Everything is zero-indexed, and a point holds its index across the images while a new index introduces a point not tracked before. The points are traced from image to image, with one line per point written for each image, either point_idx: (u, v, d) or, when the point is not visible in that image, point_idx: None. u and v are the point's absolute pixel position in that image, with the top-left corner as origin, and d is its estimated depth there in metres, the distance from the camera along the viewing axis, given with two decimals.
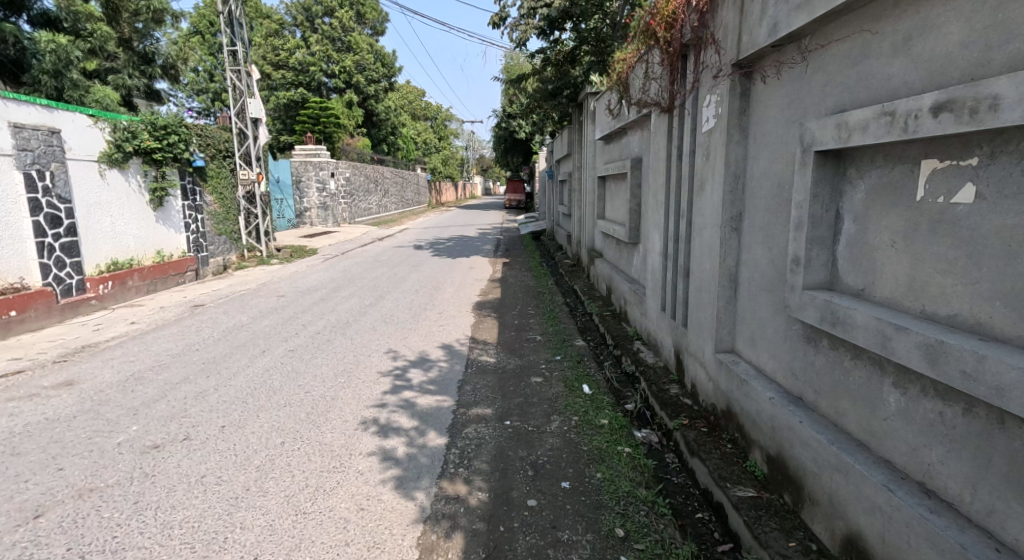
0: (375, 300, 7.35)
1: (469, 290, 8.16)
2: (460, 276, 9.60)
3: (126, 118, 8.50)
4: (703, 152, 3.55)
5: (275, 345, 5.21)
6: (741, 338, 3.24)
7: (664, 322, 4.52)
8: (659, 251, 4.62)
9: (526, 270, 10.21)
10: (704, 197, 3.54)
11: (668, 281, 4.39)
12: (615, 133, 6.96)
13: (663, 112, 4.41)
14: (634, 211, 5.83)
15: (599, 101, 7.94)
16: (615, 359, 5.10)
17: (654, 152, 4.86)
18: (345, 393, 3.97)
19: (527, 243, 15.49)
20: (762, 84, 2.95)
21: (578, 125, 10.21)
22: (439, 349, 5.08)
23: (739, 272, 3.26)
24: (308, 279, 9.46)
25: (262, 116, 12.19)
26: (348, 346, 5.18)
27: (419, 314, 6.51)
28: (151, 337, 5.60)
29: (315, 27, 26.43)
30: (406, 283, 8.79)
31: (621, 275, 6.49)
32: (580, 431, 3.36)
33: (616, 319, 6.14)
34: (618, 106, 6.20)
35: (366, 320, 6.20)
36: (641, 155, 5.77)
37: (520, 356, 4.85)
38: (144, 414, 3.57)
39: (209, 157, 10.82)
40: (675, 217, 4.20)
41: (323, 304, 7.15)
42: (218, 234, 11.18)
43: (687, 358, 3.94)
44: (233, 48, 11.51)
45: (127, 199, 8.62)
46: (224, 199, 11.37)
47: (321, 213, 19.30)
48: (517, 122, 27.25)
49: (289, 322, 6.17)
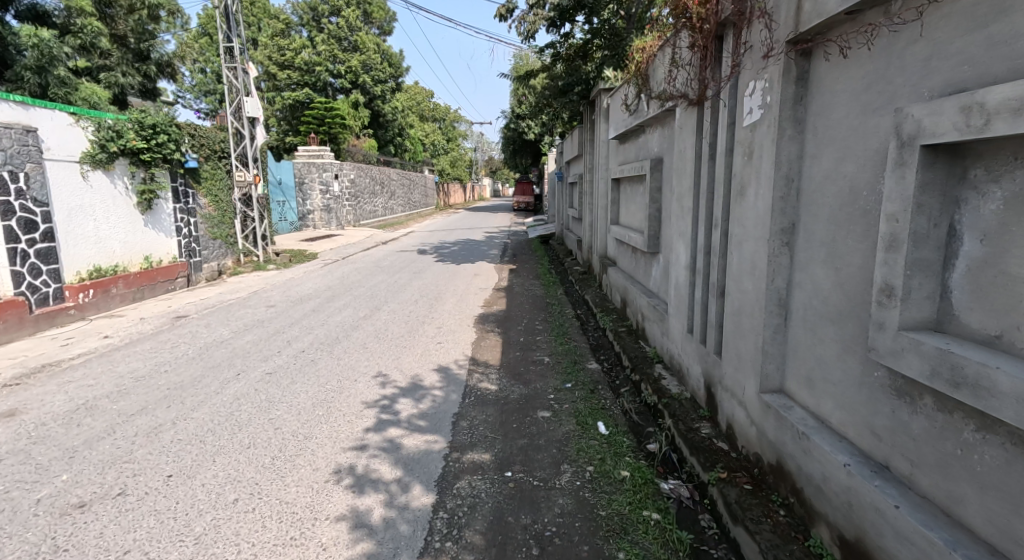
0: (370, 312, 6.82)
1: (471, 301, 7.61)
2: (464, 284, 9.06)
3: (111, 118, 8.03)
4: (744, 149, 2.97)
5: (252, 367, 4.67)
6: (793, 377, 2.66)
7: (691, 346, 3.95)
8: (685, 264, 4.04)
9: (534, 278, 9.64)
10: (745, 204, 2.96)
11: (696, 300, 3.81)
12: (631, 131, 6.38)
13: (691, 105, 3.82)
14: (654, 216, 5.25)
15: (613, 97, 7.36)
16: (633, 386, 4.52)
17: (678, 151, 4.28)
18: (321, 431, 3.42)
19: (536, 247, 14.93)
20: (826, 64, 2.37)
21: (590, 123, 9.64)
22: (434, 373, 4.53)
23: (791, 295, 2.68)
24: (303, 286, 8.95)
25: (260, 115, 11.71)
26: (334, 368, 4.65)
27: (416, 329, 5.97)
28: (119, 355, 5.08)
29: (321, 26, 26.03)
30: (404, 292, 8.25)
31: (639, 287, 5.91)
32: (596, 489, 2.78)
33: (633, 336, 5.56)
34: (636, 101, 5.62)
35: (356, 336, 5.67)
36: (662, 155, 5.19)
37: (524, 383, 4.28)
38: (81, 458, 3.04)
39: (204, 158, 10.38)
40: (706, 226, 3.62)
41: (314, 316, 6.64)
42: (211, 238, 10.74)
43: (720, 392, 3.36)
44: (229, 44, 11.05)
45: (112, 202, 8.15)
46: (219, 201, 10.92)
47: (324, 215, 18.87)
48: (528, 122, 26.69)
49: (273, 337, 5.66)
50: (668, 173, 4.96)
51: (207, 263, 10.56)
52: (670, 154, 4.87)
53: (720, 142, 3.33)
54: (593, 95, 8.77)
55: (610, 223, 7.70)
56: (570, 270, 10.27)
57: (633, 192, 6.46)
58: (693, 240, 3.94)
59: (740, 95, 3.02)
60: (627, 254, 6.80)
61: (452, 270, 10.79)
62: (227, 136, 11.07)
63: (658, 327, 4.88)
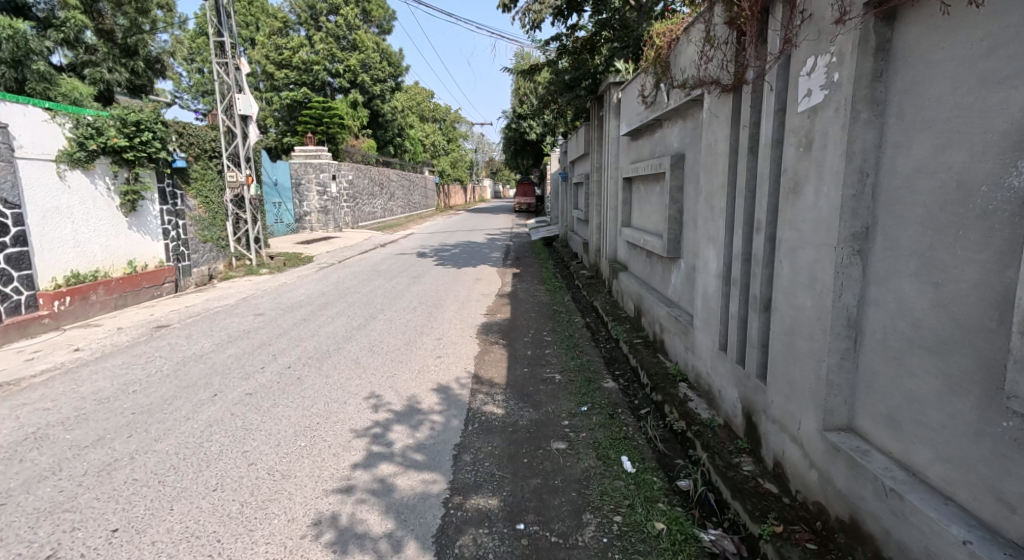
0: (365, 321, 6.37)
1: (474, 309, 7.15)
2: (465, 289, 8.61)
3: (91, 114, 7.62)
4: (799, 139, 2.51)
5: (231, 386, 4.20)
6: (866, 413, 2.20)
7: (724, 365, 3.49)
8: (718, 272, 3.58)
9: (539, 283, 9.19)
10: (800, 205, 2.50)
11: (731, 314, 3.35)
12: (647, 126, 5.92)
13: (726, 91, 3.36)
14: (674, 218, 4.81)
15: (625, 91, 6.92)
16: (655, 408, 4.06)
17: (707, 145, 3.81)
18: (301, 467, 2.96)
19: (539, 249, 14.48)
20: (921, 31, 1.92)
21: (598, 120, 9.18)
22: (433, 394, 4.07)
23: (863, 315, 2.22)
24: (296, 292, 8.51)
25: (253, 112, 11.27)
26: (322, 388, 4.19)
27: (414, 341, 5.51)
28: (87, 371, 4.62)
29: (320, 25, 25.58)
30: (402, 299, 7.79)
31: (656, 295, 5.46)
32: (627, 549, 2.33)
33: (650, 350, 5.11)
34: (653, 92, 5.15)
35: (349, 350, 5.21)
36: (684, 151, 4.74)
37: (534, 406, 3.83)
38: (16, 505, 2.58)
39: (194, 157, 9.97)
40: (744, 230, 3.16)
41: (304, 325, 6.18)
42: (201, 241, 10.31)
43: (764, 423, 2.90)
44: (219, 37, 10.58)
45: (92, 203, 7.71)
46: (209, 203, 10.50)
47: (321, 217, 18.43)
48: (528, 122, 26.35)
49: (258, 350, 5.20)
50: (691, 170, 4.51)
51: (197, 267, 10.13)
52: (695, 149, 4.41)
53: (764, 132, 2.87)
54: (602, 89, 8.31)
55: (621, 225, 7.25)
56: (576, 274, 9.83)
57: (648, 193, 6.00)
58: (726, 246, 3.48)
59: (794, 75, 2.56)
60: (641, 259, 6.34)
61: (452, 275, 10.33)
62: (217, 135, 10.62)
63: (681, 341, 4.42)
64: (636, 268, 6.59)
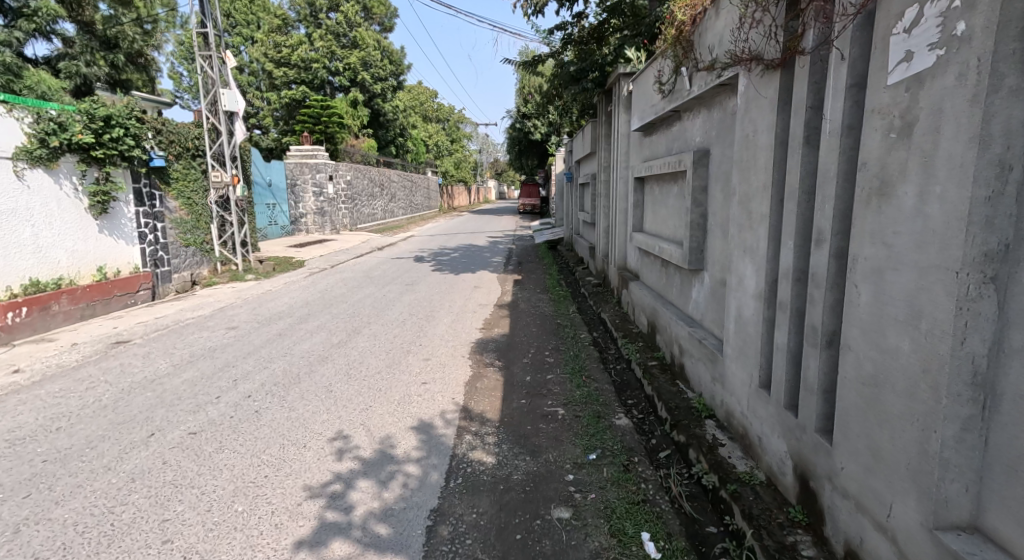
0: (347, 336, 5.75)
1: (469, 322, 6.51)
2: (462, 298, 7.97)
3: (56, 108, 7.06)
4: (889, 121, 1.84)
5: (175, 422, 3.57)
6: (1004, 512, 1.54)
7: (767, 408, 2.82)
8: (758, 293, 2.92)
9: (542, 291, 8.56)
10: (893, 212, 1.83)
11: (777, 347, 2.68)
12: (663, 119, 5.26)
13: (773, 67, 2.69)
14: (698, 225, 4.16)
15: (637, 82, 6.25)
16: (678, 452, 3.40)
17: (741, 137, 3.15)
18: (229, 546, 2.33)
19: (543, 253, 13.85)
20: None
21: (606, 116, 8.53)
22: (412, 434, 3.44)
23: (999, 369, 1.55)
24: (278, 301, 7.90)
25: (240, 108, 10.60)
26: (282, 425, 3.56)
27: (398, 362, 4.89)
28: (15, 399, 4.01)
29: (319, 22, 25.00)
30: (392, 310, 7.16)
31: (674, 312, 4.81)
32: None
33: (668, 376, 4.45)
34: (672, 79, 4.49)
35: (323, 374, 4.59)
36: (709, 146, 4.07)
37: (531, 453, 3.17)
38: None
39: (174, 156, 9.45)
40: (797, 242, 2.50)
41: (278, 342, 5.57)
42: (183, 245, 9.73)
43: (827, 495, 2.24)
44: (203, 29, 9.98)
45: (55, 205, 7.14)
46: (192, 204, 9.94)
47: (318, 219, 17.87)
48: (533, 122, 25.67)
49: (219, 373, 4.59)
50: (719, 169, 3.84)
51: (177, 272, 9.56)
52: (724, 143, 3.75)
53: (829, 116, 2.20)
54: (611, 81, 7.65)
55: (632, 230, 6.60)
56: (582, 281, 9.19)
57: (664, 195, 5.34)
58: (771, 261, 2.81)
59: (881, 34, 1.89)
60: (656, 270, 5.69)
61: (450, 281, 9.71)
62: (201, 133, 10.09)
63: (707, 371, 3.76)
64: (650, 279, 5.94)
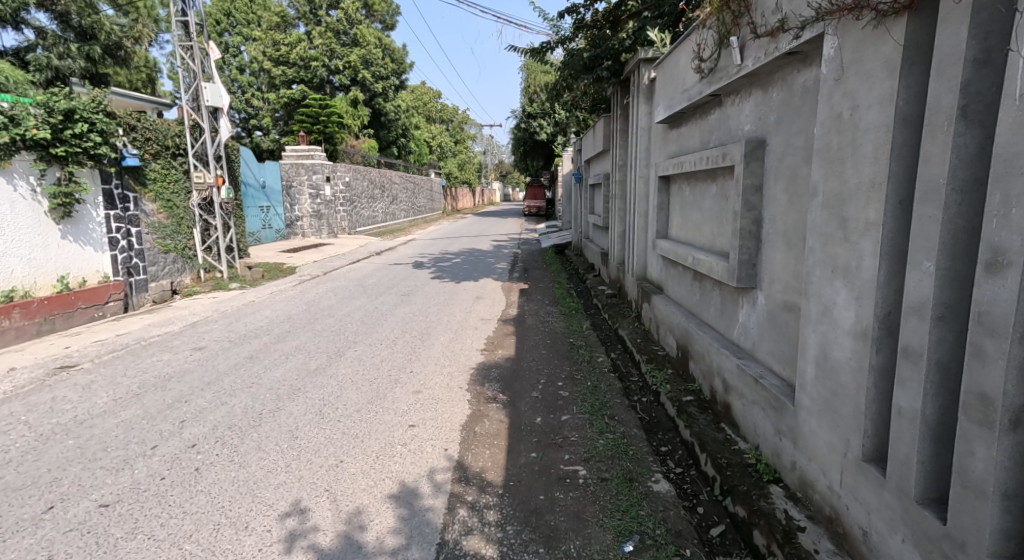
0: (329, 361, 4.99)
1: (470, 341, 5.73)
2: (461, 311, 7.19)
3: (8, 101, 6.39)
4: None
5: (88, 485, 2.80)
6: None
7: (876, 494, 2.02)
8: (860, 331, 2.13)
9: (551, 302, 7.79)
10: None
11: (899, 411, 1.89)
12: (698, 106, 4.47)
13: (896, 12, 1.90)
14: (749, 233, 3.38)
15: (662, 67, 5.47)
16: (740, 535, 2.61)
17: (824, 118, 2.37)
18: None
19: (550, 258, 13.06)
20: None
21: (622, 108, 7.76)
22: (389, 507, 2.66)
23: None
24: (258, 315, 7.14)
25: (224, 104, 9.86)
26: (226, 490, 2.79)
27: (382, 397, 4.10)
28: None
29: (319, 19, 24.28)
30: (383, 326, 6.38)
31: (712, 336, 4.01)
32: None
33: (710, 417, 3.65)
34: (715, 54, 3.71)
35: (291, 412, 3.81)
36: (765, 134, 3.28)
37: (546, 543, 2.39)
38: None
39: (151, 155, 8.74)
40: (942, 265, 1.71)
41: (246, 367, 4.80)
42: (161, 251, 9.02)
43: None
44: (183, 16, 9.18)
45: (7, 209, 6.45)
46: (172, 207, 9.23)
47: (314, 222, 17.16)
48: (538, 122, 24.93)
49: (168, 409, 3.82)
50: (782, 162, 3.05)
51: (155, 281, 8.84)
52: (790, 130, 2.96)
53: None
54: (628, 69, 6.86)
55: (655, 237, 5.81)
56: (594, 291, 8.42)
57: (699, 196, 4.56)
58: (884, 288, 2.02)
59: None
60: (686, 285, 4.90)
61: (450, 290, 8.95)
62: (183, 130, 9.43)
63: (768, 421, 2.95)
64: (679, 294, 5.14)
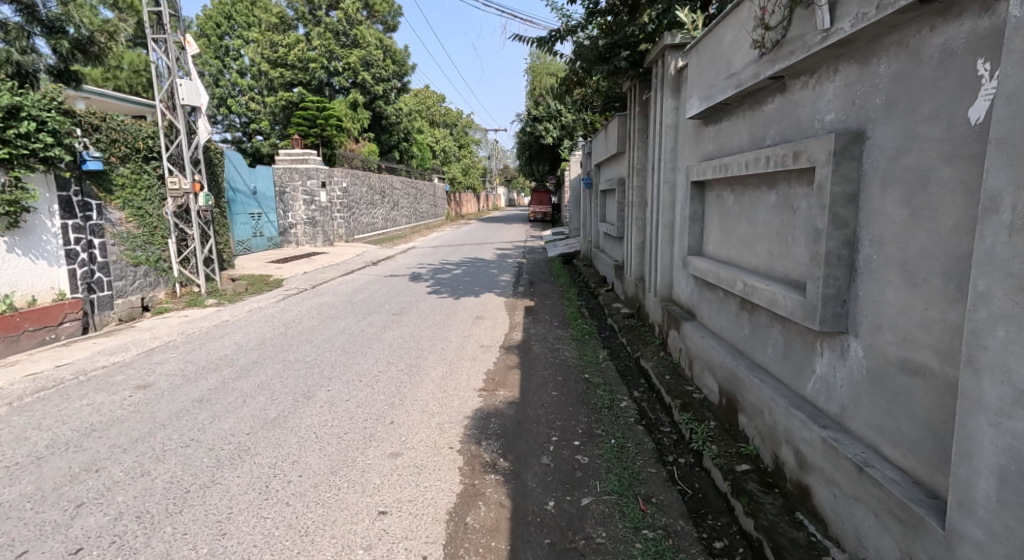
0: (293, 407, 4.11)
1: (465, 377, 4.84)
2: (458, 335, 6.32)
3: None
4: None
5: None
6: None
7: None
8: None
9: (560, 324, 6.93)
10: None
11: None
12: (748, 94, 3.60)
13: None
14: (839, 260, 2.50)
15: (692, 54, 4.63)
16: None
17: (1014, 92, 1.49)
18: None
19: (558, 269, 12.20)
20: None
21: (641, 104, 6.92)
22: None
23: None
24: (228, 339, 6.30)
25: (202, 103, 9.02)
26: None
27: (350, 464, 3.23)
28: None
29: (318, 19, 23.56)
30: (367, 355, 5.52)
31: (773, 389, 3.11)
32: None
33: (781, 502, 2.75)
34: (786, 20, 2.85)
35: (227, 488, 2.94)
36: (863, 124, 2.40)
37: None
38: None
39: (117, 159, 7.98)
40: None
41: (190, 414, 3.94)
42: (130, 264, 8.21)
43: None
44: (156, 8, 8.38)
45: None
46: (144, 216, 8.44)
47: (308, 229, 16.35)
48: (543, 125, 23.99)
49: (70, 482, 2.97)
50: (898, 162, 2.17)
51: (122, 297, 8.01)
52: (913, 117, 2.08)
53: None
54: (650, 59, 6.00)
55: (687, 254, 4.93)
56: (608, 310, 7.55)
57: (750, 207, 3.68)
58: None
59: None
60: (730, 316, 4.02)
61: (448, 308, 8.09)
62: (157, 131, 8.69)
63: (885, 536, 2.07)
64: (719, 326, 4.27)
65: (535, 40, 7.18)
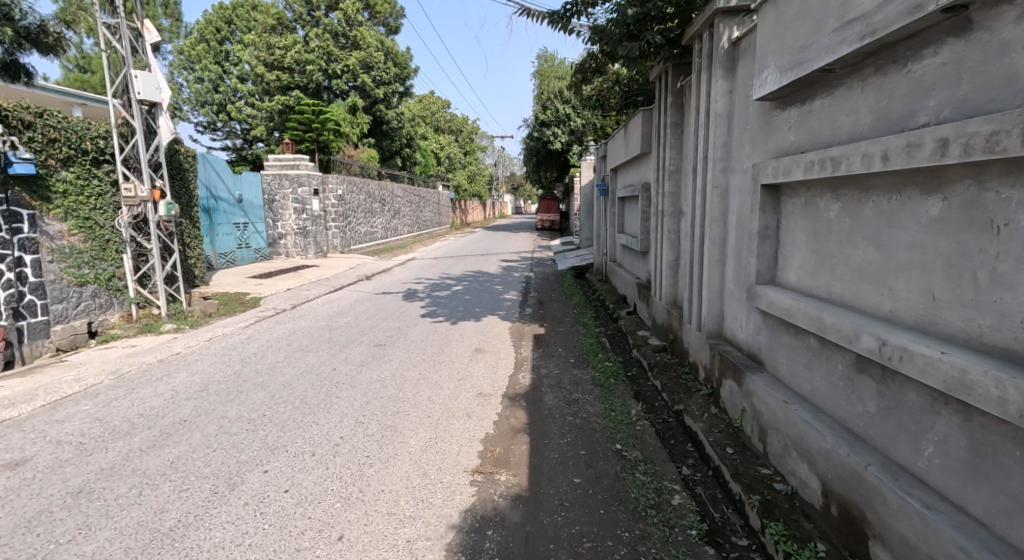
0: (204, 506, 2.89)
1: (455, 449, 3.60)
2: (451, 377, 5.07)
3: None
4: None
5: None
6: None
7: None
8: None
9: (577, 360, 5.70)
10: None
11: None
12: (881, 50, 2.39)
13: None
14: None
15: (762, 10, 3.38)
16: None
17: None
18: None
19: (569, 285, 11.00)
20: None
21: (675, 91, 5.73)
22: None
23: None
24: (167, 380, 5.11)
25: (162, 98, 7.91)
26: None
27: None
28: None
29: (317, 21, 22.67)
30: (333, 408, 4.31)
31: (959, 527, 1.88)
32: None
33: None
34: None
35: None
36: None
37: None
38: None
39: (58, 161, 6.86)
40: None
41: (50, 522, 2.73)
42: (74, 283, 7.04)
43: None
44: None
45: None
46: (92, 227, 7.29)
47: (299, 240, 15.23)
48: (550, 130, 22.82)
49: None
50: None
51: (62, 323, 6.84)
52: None
53: None
54: (693, 31, 4.80)
55: (751, 283, 3.67)
56: (634, 341, 6.31)
57: (879, 219, 2.44)
58: None
59: None
60: (837, 380, 2.76)
61: (443, 335, 6.89)
62: (110, 130, 7.57)
63: None
64: (811, 389, 3.01)
65: (546, 14, 5.93)
